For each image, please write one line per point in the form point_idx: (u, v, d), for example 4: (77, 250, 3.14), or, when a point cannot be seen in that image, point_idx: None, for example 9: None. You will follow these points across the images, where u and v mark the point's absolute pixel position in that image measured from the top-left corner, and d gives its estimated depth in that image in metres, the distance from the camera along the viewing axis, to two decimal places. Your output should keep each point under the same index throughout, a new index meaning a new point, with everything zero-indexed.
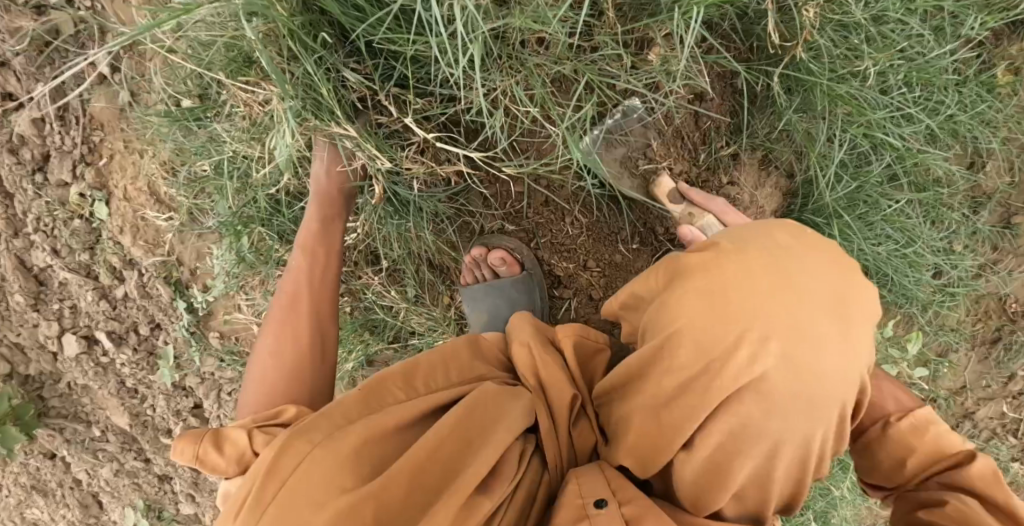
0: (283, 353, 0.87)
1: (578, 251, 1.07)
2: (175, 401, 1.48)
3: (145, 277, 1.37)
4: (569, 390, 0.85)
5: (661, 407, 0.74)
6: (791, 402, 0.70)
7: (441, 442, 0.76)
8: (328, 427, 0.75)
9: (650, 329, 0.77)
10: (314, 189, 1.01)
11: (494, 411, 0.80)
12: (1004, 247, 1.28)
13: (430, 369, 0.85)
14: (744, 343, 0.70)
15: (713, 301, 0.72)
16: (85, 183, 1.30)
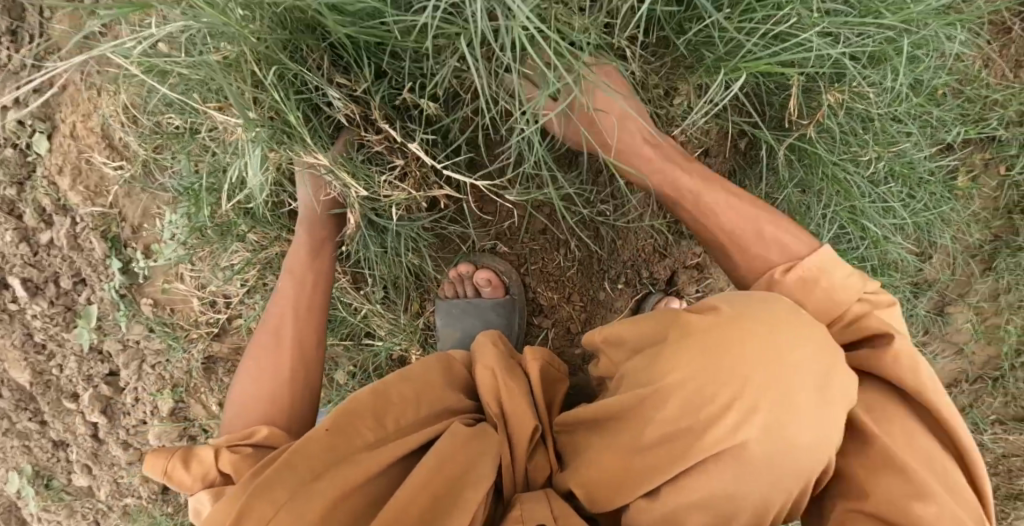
0: (251, 401, 0.84)
1: (566, 283, 1.09)
2: (87, 364, 1.36)
3: (79, 226, 1.23)
4: (530, 422, 0.80)
5: (634, 453, 0.72)
6: (763, 474, 0.67)
7: (414, 492, 0.71)
8: (293, 484, 0.71)
9: (636, 377, 0.74)
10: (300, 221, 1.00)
11: (464, 452, 0.75)
12: (934, 332, 1.36)
13: (401, 402, 0.81)
14: (733, 409, 0.68)
15: (707, 361, 0.70)
16: (27, 110, 1.16)
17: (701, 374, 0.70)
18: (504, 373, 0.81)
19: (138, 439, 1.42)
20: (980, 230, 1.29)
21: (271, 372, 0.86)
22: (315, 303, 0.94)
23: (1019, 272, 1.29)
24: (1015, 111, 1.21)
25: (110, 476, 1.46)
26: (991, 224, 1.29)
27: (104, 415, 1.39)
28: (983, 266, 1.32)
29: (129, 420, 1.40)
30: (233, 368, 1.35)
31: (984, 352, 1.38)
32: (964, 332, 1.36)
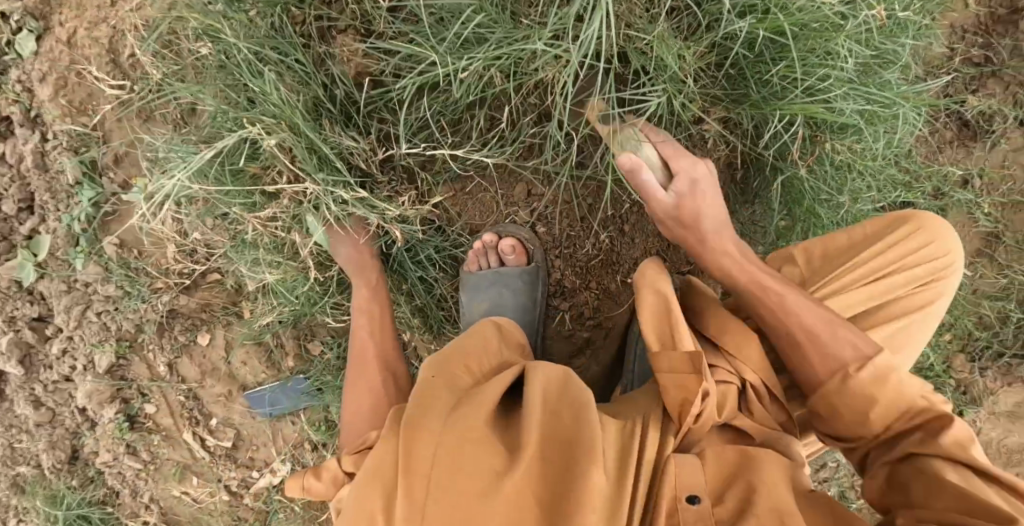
0: (360, 419, 0.86)
1: (587, 271, 1.11)
2: (11, 304, 1.18)
3: (49, 144, 1.10)
4: (700, 378, 0.73)
5: (847, 305, 0.86)
6: (921, 319, 0.88)
7: (548, 410, 0.71)
8: (437, 415, 0.68)
9: (829, 261, 0.89)
10: (346, 263, 1.04)
11: (565, 385, 0.75)
12: None
13: (473, 355, 0.78)
14: (919, 272, 0.88)
15: (903, 250, 0.88)
16: (19, 4, 1.04)
17: (890, 268, 0.87)
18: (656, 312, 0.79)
19: (56, 398, 1.24)
20: None
21: (371, 397, 0.89)
22: (388, 329, 1.00)
23: None
24: (933, 186, 1.48)
25: (5, 440, 1.25)
26: None
27: (21, 366, 1.21)
28: None
29: (49, 375, 1.23)
30: (192, 326, 1.23)
31: None
32: None
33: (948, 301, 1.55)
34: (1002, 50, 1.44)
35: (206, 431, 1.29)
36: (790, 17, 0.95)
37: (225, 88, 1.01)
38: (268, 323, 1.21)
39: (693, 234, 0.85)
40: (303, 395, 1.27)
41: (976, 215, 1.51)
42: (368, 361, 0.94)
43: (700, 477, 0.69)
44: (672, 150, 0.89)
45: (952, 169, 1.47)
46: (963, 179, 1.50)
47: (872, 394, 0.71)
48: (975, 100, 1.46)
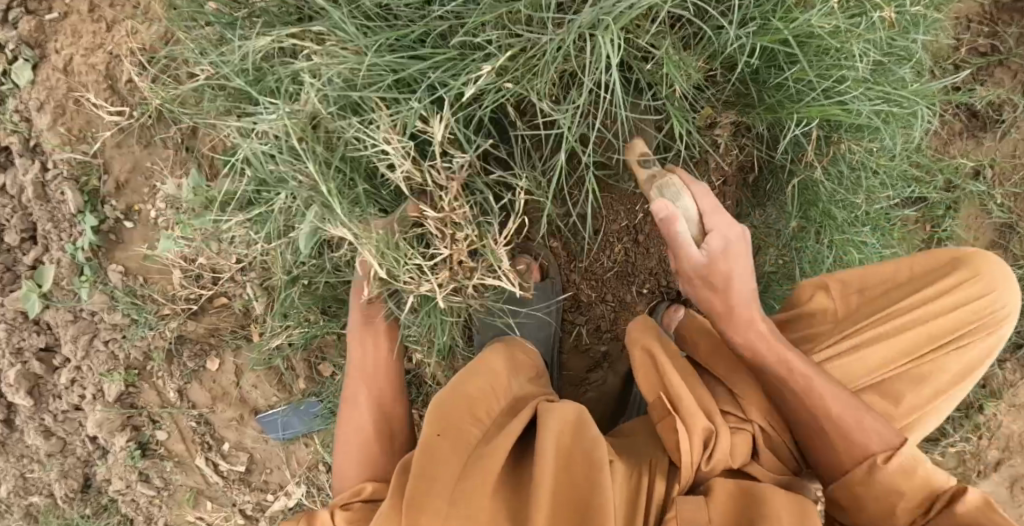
0: (350, 456, 0.84)
1: (604, 284, 1.09)
2: (18, 335, 1.17)
3: (49, 173, 1.08)
4: (701, 419, 0.75)
5: (884, 339, 0.83)
6: (965, 366, 0.85)
7: (557, 471, 0.70)
8: (444, 489, 0.67)
9: (869, 299, 0.88)
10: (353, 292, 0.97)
11: (578, 435, 0.73)
12: None
13: (481, 394, 0.77)
14: (970, 320, 0.84)
15: (952, 293, 0.85)
16: (14, 33, 1.02)
17: (929, 310, 0.84)
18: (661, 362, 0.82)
19: (67, 427, 1.23)
20: None
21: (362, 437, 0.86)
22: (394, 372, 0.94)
23: None
24: (944, 179, 1.46)
25: (18, 470, 1.25)
26: None
27: (30, 397, 1.19)
28: None
29: (59, 405, 1.21)
30: (201, 352, 1.22)
31: None
32: None
33: None
34: (1009, 38, 1.42)
35: (219, 456, 1.27)
36: (801, 21, 0.92)
37: (220, 106, 1.02)
38: (278, 345, 1.19)
39: (721, 298, 0.79)
40: (316, 418, 1.25)
41: (989, 207, 1.49)
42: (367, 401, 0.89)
43: (706, 513, 0.68)
44: (713, 204, 0.80)
45: (963, 161, 1.45)
46: (974, 170, 1.48)
47: (898, 485, 0.70)
48: (984, 91, 1.44)
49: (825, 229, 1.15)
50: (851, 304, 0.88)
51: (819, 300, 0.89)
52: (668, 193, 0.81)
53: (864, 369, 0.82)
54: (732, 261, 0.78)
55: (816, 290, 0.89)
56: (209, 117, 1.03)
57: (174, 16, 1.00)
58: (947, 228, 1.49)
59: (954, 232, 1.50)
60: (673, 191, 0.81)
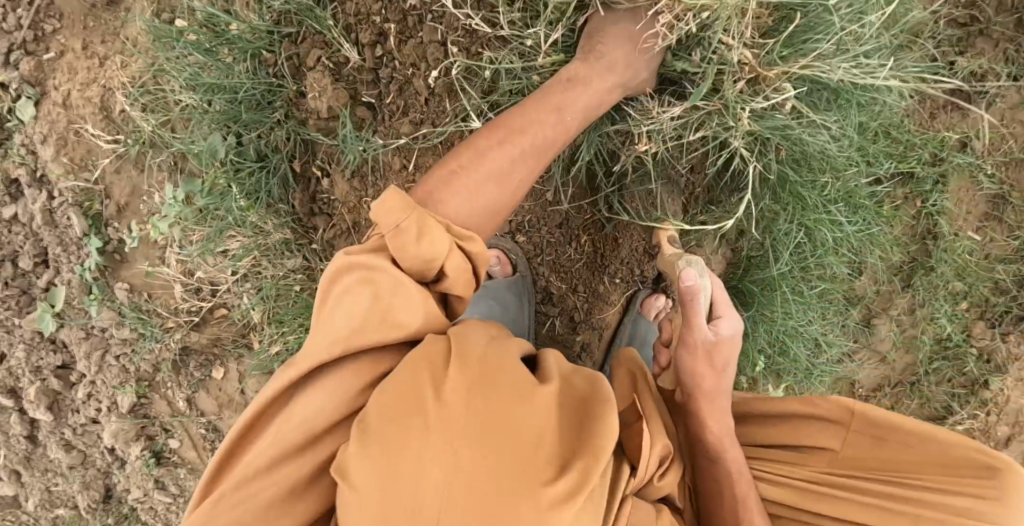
0: (486, 194, 0.78)
1: (573, 275, 1.12)
2: (37, 354, 1.25)
3: (55, 201, 1.16)
4: (663, 438, 0.79)
5: (854, 492, 0.81)
6: None
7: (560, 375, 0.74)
8: (483, 337, 0.72)
9: (880, 456, 0.83)
10: (619, 50, 0.89)
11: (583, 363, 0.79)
12: (861, 342, 1.58)
13: None
14: None
15: (964, 506, 0.78)
16: (16, 73, 1.10)
17: (938, 499, 0.78)
18: (641, 385, 0.85)
19: (86, 439, 1.31)
20: (900, 252, 1.51)
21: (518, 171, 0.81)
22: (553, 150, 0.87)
23: (931, 290, 1.53)
24: (930, 153, 1.45)
25: (43, 483, 1.33)
26: (910, 247, 1.52)
27: (50, 412, 1.27)
28: (903, 283, 1.55)
29: (77, 418, 1.29)
30: (206, 362, 1.28)
31: (902, 359, 1.60)
32: (886, 341, 1.58)
33: (960, 269, 1.52)
34: (987, 7, 1.41)
35: None
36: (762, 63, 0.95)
37: (204, 123, 1.09)
38: (276, 353, 1.24)
39: (712, 377, 0.83)
40: None
41: (979, 178, 1.47)
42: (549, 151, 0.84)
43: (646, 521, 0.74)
44: (722, 298, 0.88)
45: (948, 134, 1.44)
46: (961, 142, 1.47)
47: None
48: (965, 62, 1.42)
49: (796, 210, 1.21)
50: (858, 446, 0.84)
51: (843, 426, 0.84)
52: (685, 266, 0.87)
53: (835, 511, 0.81)
54: (733, 352, 0.84)
55: (842, 417, 0.84)
56: (195, 135, 1.10)
57: (158, 45, 1.07)
58: (936, 203, 1.48)
59: (945, 207, 1.49)
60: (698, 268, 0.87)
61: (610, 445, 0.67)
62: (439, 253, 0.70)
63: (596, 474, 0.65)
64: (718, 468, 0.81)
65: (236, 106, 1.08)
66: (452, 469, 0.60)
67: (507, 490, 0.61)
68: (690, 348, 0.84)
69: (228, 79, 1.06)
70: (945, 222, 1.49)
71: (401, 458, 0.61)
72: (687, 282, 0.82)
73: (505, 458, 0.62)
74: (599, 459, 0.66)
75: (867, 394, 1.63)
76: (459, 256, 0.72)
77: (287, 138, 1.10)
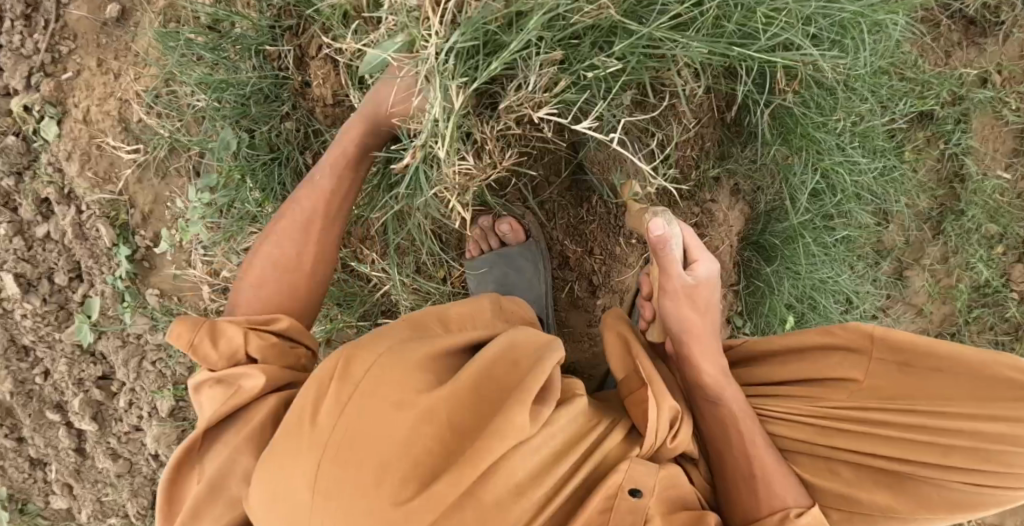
0: (268, 278, 0.87)
1: (588, 236, 1.13)
2: (79, 367, 1.30)
3: (84, 215, 1.21)
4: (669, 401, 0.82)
5: (874, 422, 0.79)
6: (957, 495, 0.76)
7: (494, 362, 0.73)
8: (394, 341, 0.74)
9: (905, 383, 0.80)
10: (360, 111, 0.96)
11: (536, 345, 0.78)
12: (895, 296, 1.54)
13: (464, 317, 0.85)
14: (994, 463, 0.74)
15: (998, 428, 0.74)
16: (37, 95, 1.15)
17: (973, 429, 0.75)
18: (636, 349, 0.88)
19: (130, 448, 1.35)
20: (927, 197, 1.47)
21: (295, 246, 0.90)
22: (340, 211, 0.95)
23: (964, 235, 1.48)
24: (948, 93, 1.41)
25: (94, 495, 1.37)
26: (937, 192, 1.47)
27: (95, 422, 1.32)
28: (933, 232, 1.50)
29: (121, 427, 1.33)
30: None
31: (939, 311, 1.55)
32: (921, 293, 1.54)
33: (992, 211, 1.46)
34: None
35: None
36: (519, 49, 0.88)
37: (216, 121, 1.13)
38: None
39: (699, 320, 0.84)
40: None
41: (1003, 114, 1.43)
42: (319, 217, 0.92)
43: (648, 478, 0.76)
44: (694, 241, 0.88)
45: (965, 70, 1.40)
46: (980, 79, 1.43)
47: None
48: None
49: (809, 153, 1.19)
50: (879, 375, 0.81)
51: (863, 355, 0.81)
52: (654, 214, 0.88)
53: (852, 443, 0.80)
54: (712, 292, 0.86)
55: (862, 345, 0.81)
56: (209, 136, 1.14)
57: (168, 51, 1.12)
58: (960, 143, 1.43)
59: (969, 146, 1.44)
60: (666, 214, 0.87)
61: (496, 448, 0.65)
62: (238, 342, 0.78)
63: (464, 484, 0.64)
64: (721, 409, 0.81)
65: (245, 102, 1.11)
66: (318, 484, 0.64)
67: (366, 503, 0.63)
68: (672, 295, 0.85)
69: (235, 76, 1.10)
70: (972, 162, 1.44)
71: (284, 475, 0.66)
72: (656, 231, 0.82)
73: (367, 472, 0.64)
74: (471, 470, 0.64)
75: None
76: (258, 336, 0.80)
77: (298, 129, 1.13)
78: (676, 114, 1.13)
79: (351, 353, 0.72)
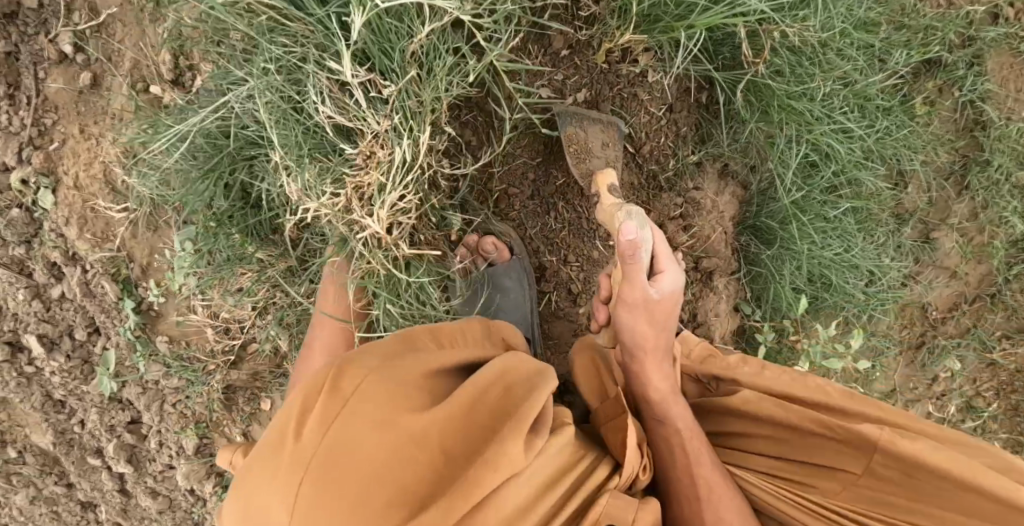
0: None
1: (561, 245, 1.18)
2: (108, 415, 1.37)
3: (88, 273, 1.27)
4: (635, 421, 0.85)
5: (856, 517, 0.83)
6: None
7: (485, 388, 0.74)
8: (379, 361, 0.74)
9: (897, 491, 0.81)
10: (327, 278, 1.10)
11: (529, 370, 0.80)
12: (924, 260, 1.44)
13: (451, 335, 0.88)
14: None
15: None
16: (30, 168, 1.21)
17: None
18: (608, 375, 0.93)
19: (167, 485, 1.42)
20: (945, 151, 1.36)
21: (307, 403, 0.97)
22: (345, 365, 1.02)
23: (992, 187, 1.36)
24: (955, 35, 1.29)
25: None
26: (957, 144, 1.36)
27: (130, 464, 1.40)
28: (958, 187, 1.39)
29: (155, 467, 1.41)
30: (254, 395, 1.37)
31: (976, 272, 1.44)
32: (953, 254, 1.43)
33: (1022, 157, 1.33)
34: None
35: None
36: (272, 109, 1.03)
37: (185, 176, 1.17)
38: None
39: (656, 333, 0.90)
40: None
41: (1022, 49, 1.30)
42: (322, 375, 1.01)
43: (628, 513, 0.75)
44: (665, 250, 0.93)
45: (972, 7, 1.27)
46: (991, 14, 1.30)
47: None
48: None
49: (794, 126, 1.10)
50: (875, 476, 0.82)
51: (863, 453, 0.82)
52: (625, 217, 0.92)
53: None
54: (671, 305, 0.92)
55: (867, 446, 0.82)
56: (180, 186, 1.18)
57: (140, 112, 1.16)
58: (975, 88, 1.31)
59: (988, 90, 1.32)
60: (638, 219, 0.92)
61: (491, 479, 0.64)
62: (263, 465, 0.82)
63: (456, 515, 0.62)
64: (667, 426, 0.86)
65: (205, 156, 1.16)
66: (297, 508, 0.61)
67: None
68: (631, 303, 0.90)
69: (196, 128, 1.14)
70: (992, 107, 1.32)
71: (260, 496, 0.63)
72: (625, 235, 0.87)
73: (353, 497, 0.61)
74: (464, 502, 0.63)
75: (943, 316, 1.47)
76: None
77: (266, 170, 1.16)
78: (643, 104, 1.11)
79: (338, 371, 0.71)
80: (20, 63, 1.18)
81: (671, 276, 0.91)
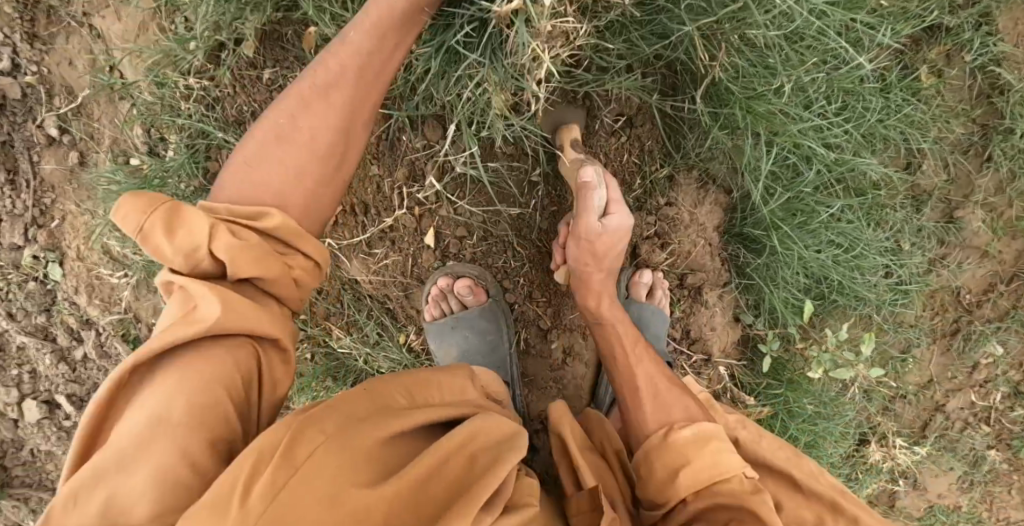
0: (260, 189, 0.84)
1: (523, 281, 1.19)
2: None
3: (102, 335, 1.34)
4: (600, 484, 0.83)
5: None
6: None
7: (443, 461, 0.74)
8: (340, 421, 0.73)
9: None
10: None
11: (495, 435, 0.80)
12: (950, 241, 1.31)
13: (426, 384, 0.86)
14: None
15: None
16: (38, 246, 1.29)
17: None
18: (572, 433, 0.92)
19: None
20: (960, 124, 1.24)
21: (290, 172, 0.85)
22: (339, 158, 0.89)
23: (1017, 156, 1.23)
24: None
25: None
26: (974, 113, 1.23)
27: None
28: (980, 160, 1.26)
29: None
30: None
31: (1010, 249, 1.32)
32: (982, 232, 1.30)
33: None
34: None
35: None
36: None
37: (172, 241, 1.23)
38: None
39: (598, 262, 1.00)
40: None
41: None
42: (323, 137, 0.87)
43: None
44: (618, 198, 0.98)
45: None
46: None
47: None
48: None
49: (762, 128, 1.03)
50: None
51: None
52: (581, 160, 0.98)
53: None
54: (616, 242, 0.98)
55: None
56: None
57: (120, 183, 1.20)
58: (983, 52, 1.19)
59: (1002, 51, 1.19)
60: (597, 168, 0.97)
61: None
62: (200, 242, 0.78)
63: None
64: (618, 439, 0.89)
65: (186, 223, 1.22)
66: None
67: None
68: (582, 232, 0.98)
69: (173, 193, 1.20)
70: (1007, 71, 1.20)
71: None
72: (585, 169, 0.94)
73: None
74: None
75: (979, 299, 1.35)
76: (227, 238, 0.78)
77: None
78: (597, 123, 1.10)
79: (297, 427, 0.70)
80: (14, 149, 1.25)
81: (622, 216, 0.97)
